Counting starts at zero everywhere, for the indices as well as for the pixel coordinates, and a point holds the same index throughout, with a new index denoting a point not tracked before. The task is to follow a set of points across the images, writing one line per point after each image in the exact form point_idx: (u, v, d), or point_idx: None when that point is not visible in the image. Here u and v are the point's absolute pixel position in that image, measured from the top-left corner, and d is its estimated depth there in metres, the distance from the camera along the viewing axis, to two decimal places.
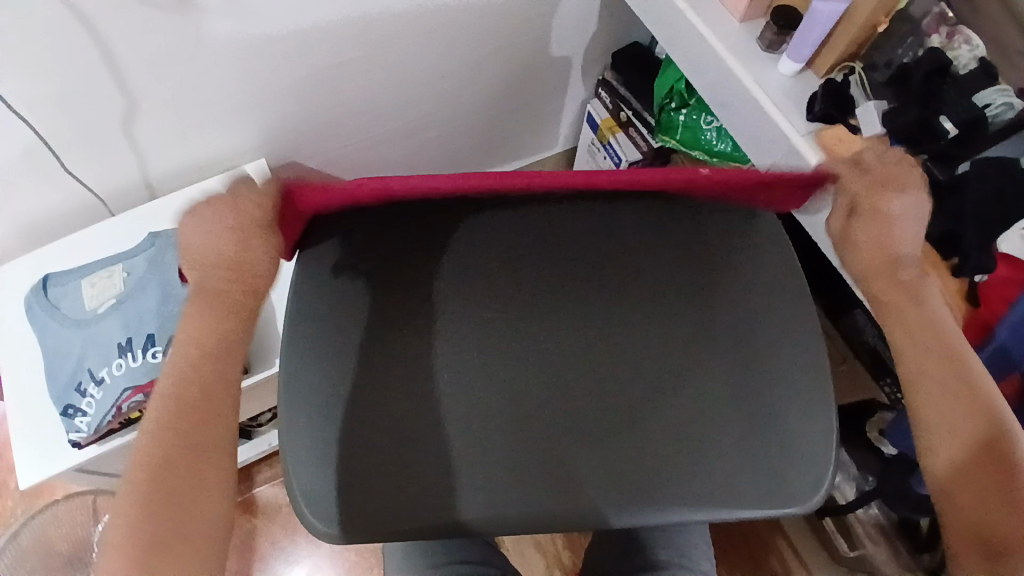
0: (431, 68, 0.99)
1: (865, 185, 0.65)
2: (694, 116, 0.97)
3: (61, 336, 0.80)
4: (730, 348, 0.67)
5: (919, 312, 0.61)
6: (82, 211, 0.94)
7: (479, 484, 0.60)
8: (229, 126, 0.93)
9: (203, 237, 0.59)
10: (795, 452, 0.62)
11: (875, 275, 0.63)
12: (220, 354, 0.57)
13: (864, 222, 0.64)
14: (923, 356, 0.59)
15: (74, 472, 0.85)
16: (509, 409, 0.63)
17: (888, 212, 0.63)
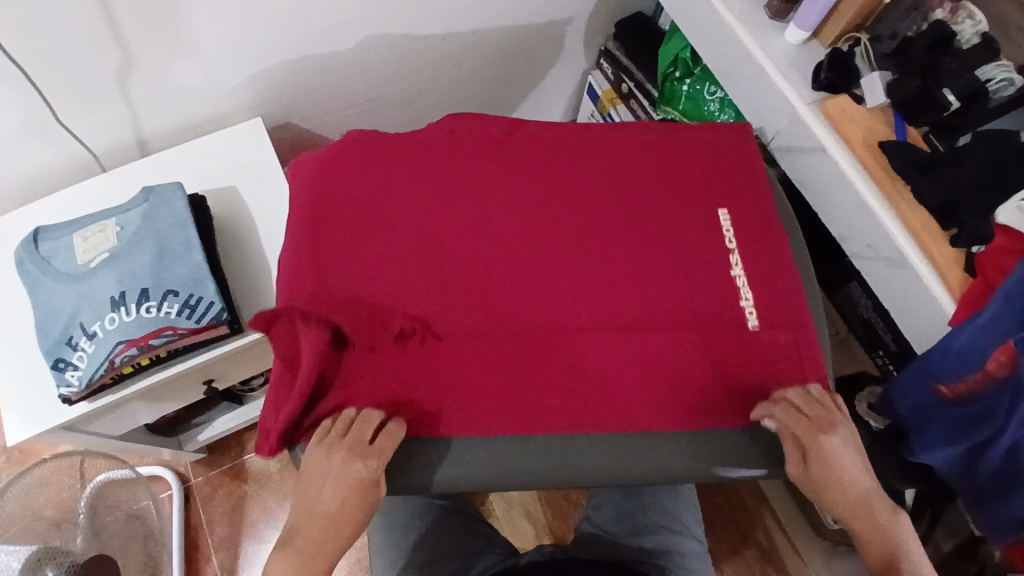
0: (429, 31, 0.97)
1: (806, 432, 0.63)
2: (698, 86, 0.95)
3: (50, 291, 0.78)
4: (723, 288, 0.70)
5: (879, 533, 0.61)
6: (73, 169, 0.92)
7: (457, 458, 0.65)
8: (227, 84, 0.91)
9: (323, 484, 0.62)
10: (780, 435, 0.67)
11: (841, 505, 0.62)
12: (358, 492, 0.61)
13: (813, 464, 0.62)
14: (880, 561, 0.61)
15: (63, 431, 0.84)
16: (482, 394, 0.65)
17: (839, 468, 0.62)
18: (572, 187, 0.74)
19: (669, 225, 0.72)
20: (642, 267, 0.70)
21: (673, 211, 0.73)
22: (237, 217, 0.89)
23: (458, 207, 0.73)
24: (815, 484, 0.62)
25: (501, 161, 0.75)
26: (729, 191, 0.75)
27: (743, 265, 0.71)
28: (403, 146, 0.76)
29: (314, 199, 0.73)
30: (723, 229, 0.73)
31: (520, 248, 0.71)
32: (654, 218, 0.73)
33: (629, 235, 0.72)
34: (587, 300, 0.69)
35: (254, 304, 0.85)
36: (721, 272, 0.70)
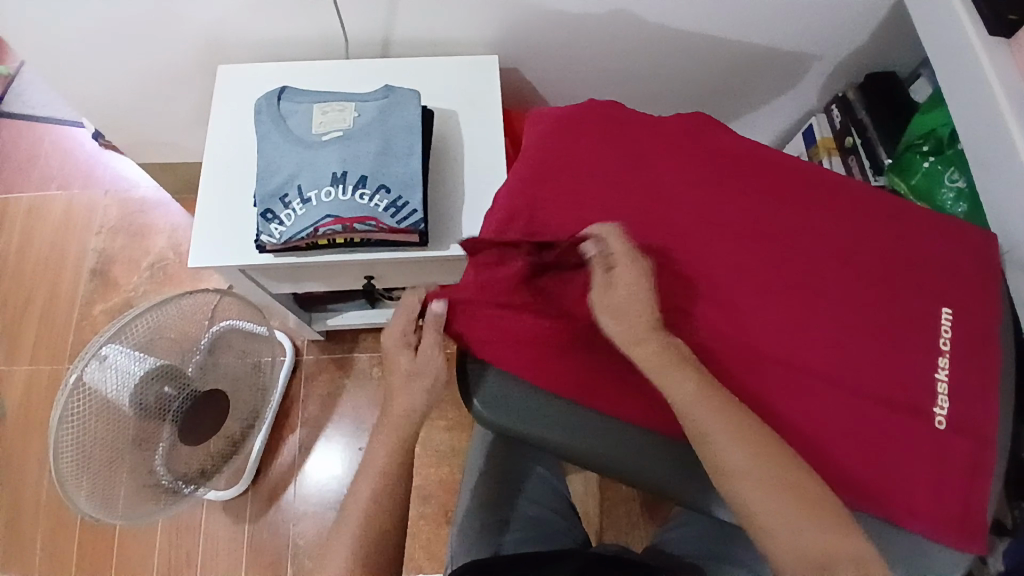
0: (684, 24, 0.96)
1: (620, 258, 0.66)
2: (941, 167, 0.88)
3: (280, 148, 0.84)
4: (917, 381, 0.67)
5: (693, 380, 0.61)
6: (319, 45, 0.98)
7: (573, 428, 0.65)
8: (480, 11, 0.93)
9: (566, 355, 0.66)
10: (920, 556, 0.64)
11: (647, 345, 0.63)
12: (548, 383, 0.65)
13: (612, 287, 0.66)
14: (700, 396, 0.60)
15: (235, 272, 0.91)
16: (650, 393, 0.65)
17: (634, 296, 0.65)
18: (793, 221, 0.72)
19: (885, 300, 0.70)
20: (839, 327, 0.68)
21: (892, 287, 0.70)
22: (448, 140, 0.92)
23: (675, 202, 0.73)
24: (617, 312, 0.65)
25: (732, 172, 0.75)
26: (958, 291, 0.71)
27: (949, 371, 0.68)
28: (643, 129, 0.77)
29: (550, 152, 0.75)
30: (941, 328, 0.69)
31: (733, 268, 0.70)
32: (873, 288, 0.70)
33: (838, 292, 0.70)
34: (774, 339, 0.68)
35: (442, 223, 0.88)
36: (925, 367, 0.68)
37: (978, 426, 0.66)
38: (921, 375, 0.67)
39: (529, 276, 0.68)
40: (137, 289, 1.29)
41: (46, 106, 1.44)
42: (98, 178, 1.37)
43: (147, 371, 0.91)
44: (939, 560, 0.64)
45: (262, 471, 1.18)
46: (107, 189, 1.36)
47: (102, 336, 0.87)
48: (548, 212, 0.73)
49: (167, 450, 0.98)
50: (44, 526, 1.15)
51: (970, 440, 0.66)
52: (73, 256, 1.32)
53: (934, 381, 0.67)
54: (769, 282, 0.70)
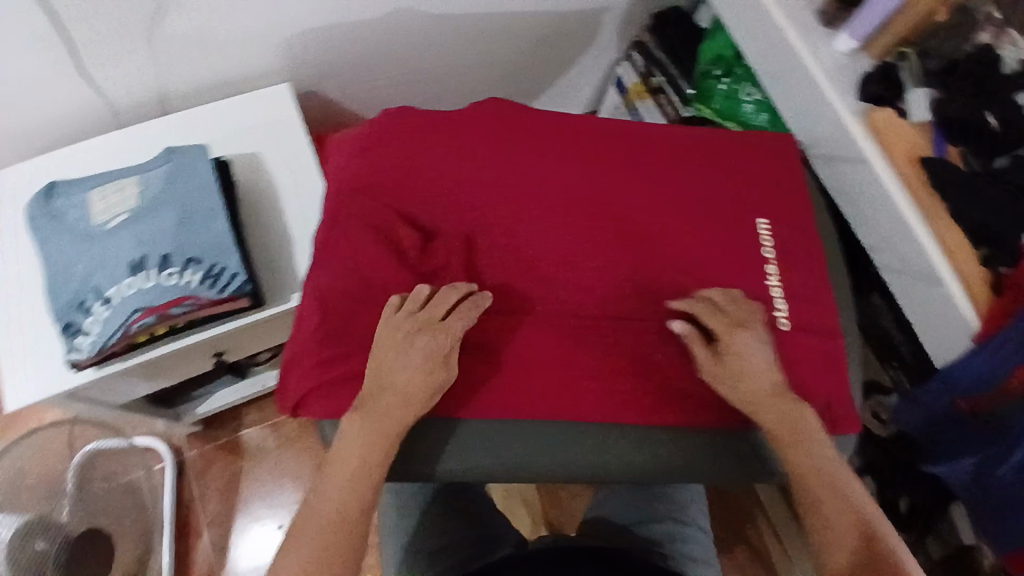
0: (470, 6, 0.94)
1: (721, 323, 0.66)
2: (735, 86, 0.93)
3: (63, 249, 0.74)
4: (751, 294, 0.71)
5: (778, 416, 0.63)
6: (86, 121, 0.87)
7: (459, 446, 0.64)
8: (256, 45, 0.86)
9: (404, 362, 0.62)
10: (821, 449, 0.69)
11: (768, 404, 0.64)
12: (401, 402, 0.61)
13: (729, 361, 0.65)
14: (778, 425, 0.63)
15: (66, 397, 0.80)
16: (510, 384, 0.65)
17: (744, 367, 0.64)
18: (604, 179, 0.73)
19: (706, 230, 0.73)
20: (672, 268, 0.71)
21: (709, 215, 0.74)
22: (260, 187, 0.85)
23: (490, 192, 0.71)
24: (728, 378, 0.65)
25: (536, 144, 0.74)
26: (768, 200, 0.75)
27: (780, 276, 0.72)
28: (436, 122, 0.74)
29: (351, 175, 0.71)
30: (762, 240, 0.74)
31: (568, 241, 0.70)
32: (695, 221, 0.73)
33: (663, 235, 0.72)
34: (617, 297, 0.69)
35: (277, 277, 0.81)
36: (758, 280, 0.72)
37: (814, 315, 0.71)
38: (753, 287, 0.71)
39: (355, 308, 0.66)
40: None
41: None
42: None
43: (14, 531, 0.79)
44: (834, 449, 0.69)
45: None
46: None
47: None
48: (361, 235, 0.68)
49: None
50: None
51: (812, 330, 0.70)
52: None
53: (769, 289, 0.71)
54: (597, 244, 0.71)
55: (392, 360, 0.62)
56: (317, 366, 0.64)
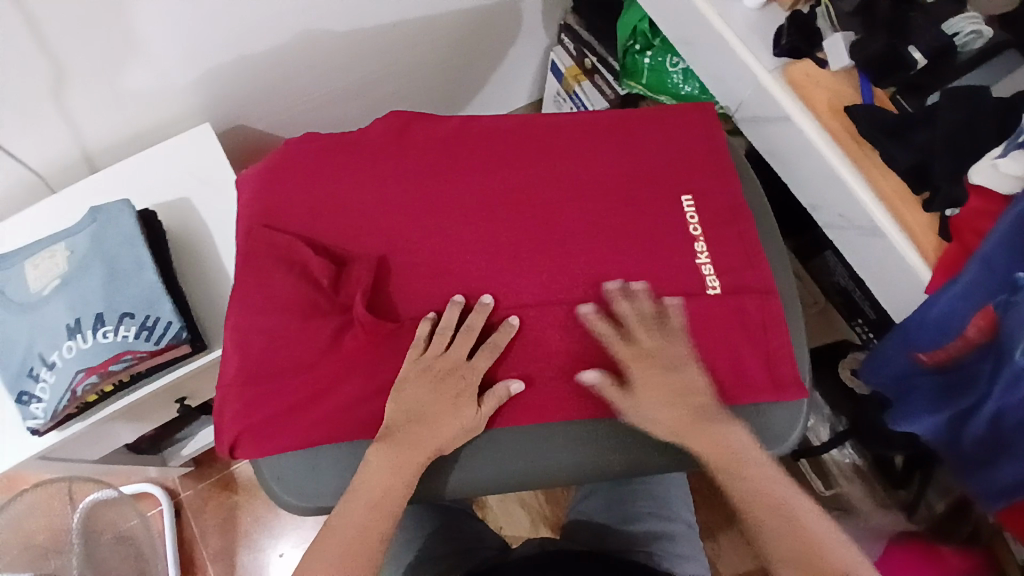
0: (377, 17, 0.92)
1: (630, 349, 0.65)
2: (660, 58, 0.89)
3: (4, 323, 0.76)
4: (679, 275, 0.68)
5: (701, 439, 0.62)
6: (18, 190, 0.88)
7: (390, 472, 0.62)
8: (169, 91, 0.87)
9: (419, 393, 0.64)
10: (763, 421, 0.67)
11: (677, 426, 0.63)
12: (340, 424, 0.65)
13: (641, 381, 0.64)
14: (709, 448, 0.62)
15: (36, 461, 0.82)
16: (433, 402, 0.64)
17: (667, 377, 0.64)
18: (515, 179, 0.72)
19: (627, 215, 0.70)
20: (594, 261, 0.68)
21: (629, 200, 0.71)
22: (193, 230, 0.86)
23: (399, 210, 0.70)
24: (634, 405, 0.64)
25: (440, 155, 0.72)
26: (691, 174, 0.72)
27: (710, 252, 0.68)
28: (338, 148, 0.73)
29: (261, 213, 0.71)
30: (687, 217, 0.70)
31: (481, 248, 0.69)
32: (614, 208, 0.70)
33: (582, 229, 0.70)
34: (536, 300, 0.67)
35: (217, 319, 0.82)
36: (687, 260, 0.68)
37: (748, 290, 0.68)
38: (681, 269, 0.68)
39: (275, 341, 0.66)
40: None
41: None
42: None
43: None
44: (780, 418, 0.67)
45: None
46: None
47: None
48: (271, 275, 0.68)
49: None
50: None
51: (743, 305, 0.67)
52: None
53: (699, 267, 0.68)
54: (513, 248, 0.69)
55: (329, 390, 0.65)
56: (245, 408, 0.65)
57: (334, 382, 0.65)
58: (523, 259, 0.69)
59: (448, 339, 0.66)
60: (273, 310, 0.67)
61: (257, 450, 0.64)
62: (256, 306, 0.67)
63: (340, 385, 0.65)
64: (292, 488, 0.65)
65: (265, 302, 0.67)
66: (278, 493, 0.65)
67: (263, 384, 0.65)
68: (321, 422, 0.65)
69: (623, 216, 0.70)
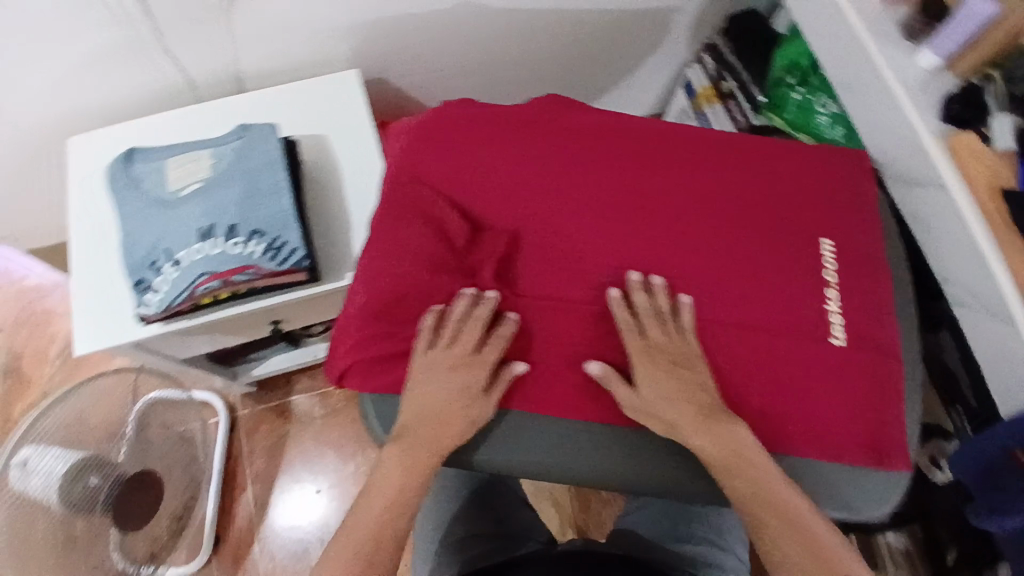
0: (539, 2, 0.93)
1: (634, 332, 0.64)
2: (811, 97, 0.88)
3: (137, 212, 0.79)
4: (806, 319, 0.66)
5: (754, 472, 0.59)
6: (168, 89, 0.92)
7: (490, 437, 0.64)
8: (327, 30, 0.89)
9: (427, 388, 0.64)
10: (859, 485, 0.63)
11: (702, 443, 0.60)
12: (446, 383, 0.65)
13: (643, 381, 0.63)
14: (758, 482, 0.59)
15: (129, 348, 0.85)
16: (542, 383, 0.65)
17: (688, 390, 0.63)
18: (660, 182, 0.71)
19: (766, 243, 0.68)
20: (724, 281, 0.67)
21: (770, 229, 0.69)
22: (324, 167, 0.88)
23: (541, 188, 0.71)
24: (648, 409, 0.62)
25: (593, 144, 0.72)
26: (837, 218, 0.70)
27: (840, 302, 0.67)
28: (497, 116, 0.74)
29: (410, 161, 0.73)
30: (824, 259, 0.68)
31: (613, 243, 0.69)
32: (756, 233, 0.69)
33: (718, 246, 0.68)
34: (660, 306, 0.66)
35: (332, 254, 0.85)
36: (815, 302, 0.67)
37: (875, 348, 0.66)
38: (810, 312, 0.66)
39: (397, 288, 0.67)
40: (52, 380, 1.23)
41: None
42: None
43: (71, 466, 0.89)
44: (880, 489, 0.63)
45: (222, 537, 1.14)
46: None
47: (10, 444, 0.84)
48: (409, 222, 0.69)
49: (120, 538, 0.95)
50: None
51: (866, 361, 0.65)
52: None
53: (826, 314, 0.66)
54: (646, 250, 0.68)
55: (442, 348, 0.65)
56: (361, 342, 0.66)
57: (451, 339, 0.65)
58: (654, 263, 0.68)
59: (567, 325, 0.66)
60: (403, 256, 0.68)
61: (365, 383, 0.66)
62: (388, 248, 0.68)
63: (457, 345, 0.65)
64: (390, 431, 0.66)
65: (400, 247, 0.68)
66: (377, 431, 0.67)
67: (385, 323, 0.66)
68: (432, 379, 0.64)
69: (762, 243, 0.68)
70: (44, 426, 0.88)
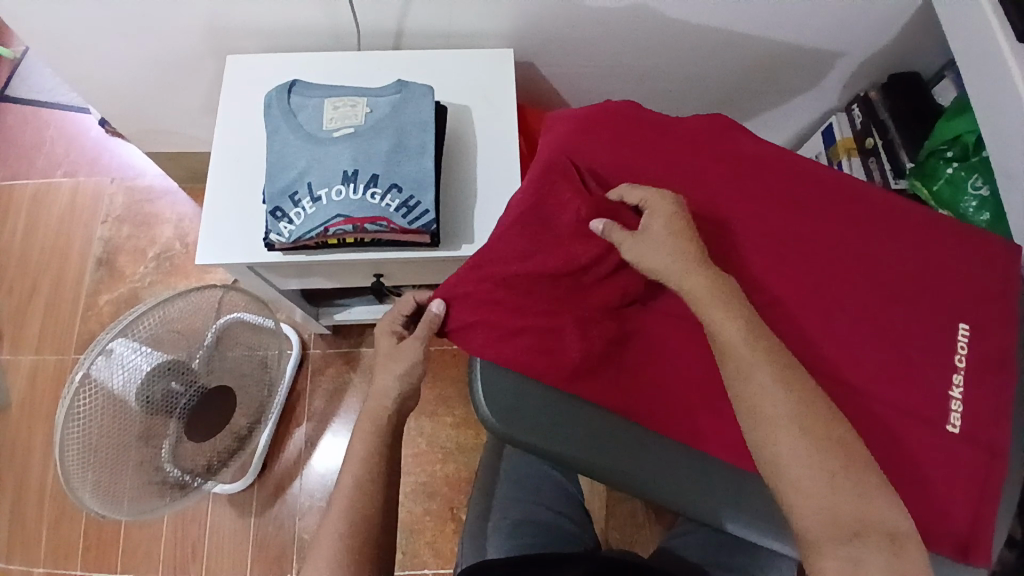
0: (707, 22, 0.93)
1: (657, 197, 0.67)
2: (964, 174, 0.86)
3: (289, 143, 0.82)
4: (923, 393, 0.66)
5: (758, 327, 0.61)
6: (334, 29, 0.95)
7: (586, 439, 0.64)
8: (496, 6, 0.91)
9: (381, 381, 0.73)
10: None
11: (694, 286, 0.63)
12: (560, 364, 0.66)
13: (652, 228, 0.66)
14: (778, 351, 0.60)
15: (244, 269, 0.88)
16: (648, 400, 0.66)
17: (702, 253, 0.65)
18: (804, 227, 0.71)
19: (896, 311, 0.68)
20: (847, 338, 0.67)
21: (903, 298, 0.69)
22: (461, 136, 0.90)
23: (686, 206, 0.72)
24: (649, 247, 0.65)
25: (746, 173, 0.73)
26: (976, 305, 0.69)
27: (965, 389, 0.66)
28: (658, 124, 0.75)
29: (566, 149, 0.74)
30: (956, 344, 0.67)
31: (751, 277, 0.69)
32: (886, 298, 0.69)
33: (848, 303, 0.68)
34: (778, 346, 0.67)
35: (453, 222, 0.86)
36: (940, 382, 0.66)
37: (995, 445, 0.64)
38: (928, 389, 0.66)
39: (520, 262, 0.69)
40: (143, 280, 1.28)
41: (51, 91, 1.41)
42: (104, 166, 1.36)
43: (154, 368, 0.89)
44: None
45: (268, 465, 1.17)
46: (114, 177, 1.35)
47: (108, 331, 0.84)
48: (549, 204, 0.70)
49: (173, 446, 0.97)
50: (47, 514, 1.16)
51: (977, 452, 0.63)
52: (79, 244, 1.31)
53: (947, 395, 0.66)
54: (774, 289, 0.69)
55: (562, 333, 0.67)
56: (474, 305, 0.69)
57: (566, 330, 0.67)
58: (780, 304, 0.69)
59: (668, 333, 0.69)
60: (536, 237, 0.70)
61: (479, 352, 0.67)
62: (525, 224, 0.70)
63: (571, 338, 0.67)
64: (494, 406, 0.65)
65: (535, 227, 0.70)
66: (478, 402, 0.66)
67: (500, 293, 0.68)
68: (546, 363, 0.66)
69: (892, 310, 0.68)
70: (142, 325, 0.89)
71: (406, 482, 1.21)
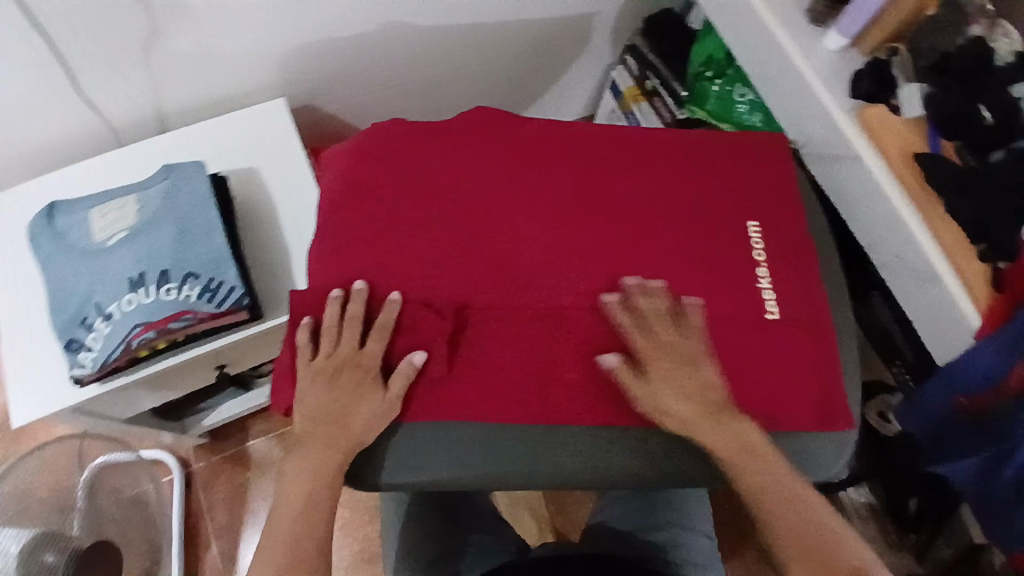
0: (462, 17, 0.94)
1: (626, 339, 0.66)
2: (728, 87, 0.94)
3: (65, 270, 0.76)
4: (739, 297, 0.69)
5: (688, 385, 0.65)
6: (87, 134, 0.88)
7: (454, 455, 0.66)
8: (251, 62, 0.88)
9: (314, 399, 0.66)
10: (804, 452, 0.69)
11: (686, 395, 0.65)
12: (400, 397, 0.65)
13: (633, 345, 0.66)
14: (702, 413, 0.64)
15: (70, 412, 0.81)
16: (498, 396, 0.66)
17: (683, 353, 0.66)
18: (590, 183, 0.73)
19: (694, 232, 0.71)
20: (657, 272, 0.69)
21: (696, 218, 0.72)
22: (255, 201, 0.87)
23: (475, 199, 0.71)
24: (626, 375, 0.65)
25: (523, 150, 0.74)
26: (759, 203, 0.74)
27: (771, 279, 0.70)
28: (428, 132, 0.75)
29: (345, 183, 0.73)
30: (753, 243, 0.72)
31: (561, 246, 0.70)
32: (682, 224, 0.72)
33: (650, 239, 0.71)
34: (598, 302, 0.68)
35: (270, 290, 0.83)
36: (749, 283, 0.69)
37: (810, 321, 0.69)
38: (743, 293, 0.69)
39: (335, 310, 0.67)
40: None
41: None
42: None
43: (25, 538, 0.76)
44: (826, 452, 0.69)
45: None
46: None
47: None
48: (345, 245, 0.69)
49: None
50: None
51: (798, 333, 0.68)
52: None
53: (759, 291, 0.69)
54: (580, 249, 0.70)
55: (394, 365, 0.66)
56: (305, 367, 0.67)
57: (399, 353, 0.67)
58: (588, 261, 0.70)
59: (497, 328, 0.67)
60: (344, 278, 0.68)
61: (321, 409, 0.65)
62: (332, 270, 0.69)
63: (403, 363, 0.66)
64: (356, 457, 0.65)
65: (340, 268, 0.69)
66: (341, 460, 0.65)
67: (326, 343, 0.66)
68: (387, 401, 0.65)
69: (691, 232, 0.71)
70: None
71: (342, 556, 1.16)
